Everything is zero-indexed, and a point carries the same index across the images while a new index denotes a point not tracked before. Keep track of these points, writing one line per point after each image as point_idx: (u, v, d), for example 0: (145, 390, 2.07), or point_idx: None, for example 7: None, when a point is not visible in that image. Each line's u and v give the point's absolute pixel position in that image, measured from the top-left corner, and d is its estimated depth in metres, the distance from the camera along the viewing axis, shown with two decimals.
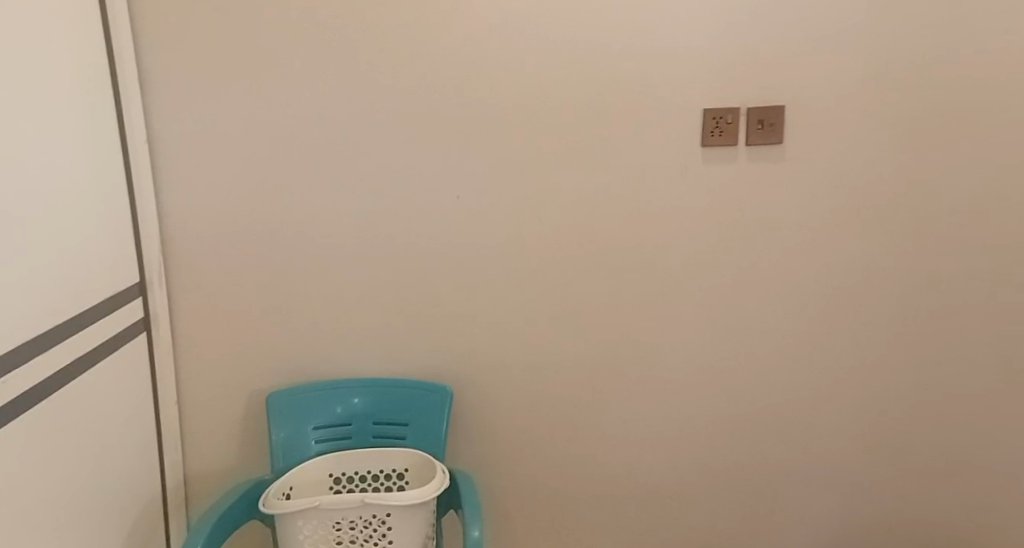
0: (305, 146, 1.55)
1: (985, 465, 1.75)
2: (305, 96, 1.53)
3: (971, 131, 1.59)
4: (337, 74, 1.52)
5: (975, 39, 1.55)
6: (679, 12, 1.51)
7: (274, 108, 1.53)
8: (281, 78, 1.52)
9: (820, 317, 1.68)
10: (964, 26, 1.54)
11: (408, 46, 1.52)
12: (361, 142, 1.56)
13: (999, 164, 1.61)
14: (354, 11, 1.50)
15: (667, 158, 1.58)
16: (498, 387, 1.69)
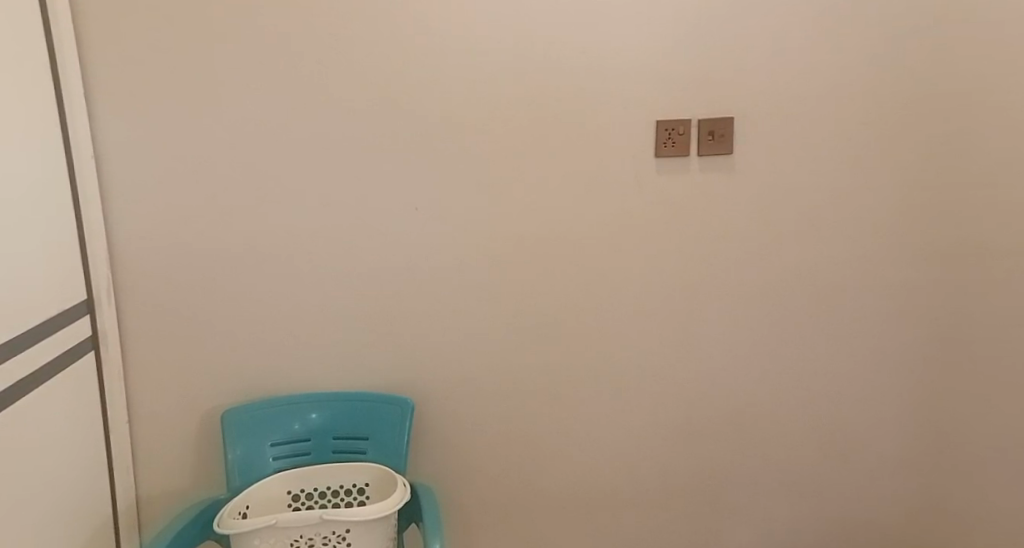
0: (260, 158, 1.54)
1: (930, 463, 1.81)
2: (261, 107, 1.51)
3: (912, 141, 1.65)
4: (293, 86, 1.51)
5: (916, 53, 1.60)
6: (630, 28, 1.54)
7: (229, 121, 1.51)
8: (236, 89, 1.50)
9: (773, 324, 1.71)
10: (904, 41, 1.60)
11: (363, 62, 1.52)
12: (317, 158, 1.55)
13: (939, 172, 1.66)
14: (307, 26, 1.49)
15: (621, 169, 1.60)
16: (458, 399, 1.69)
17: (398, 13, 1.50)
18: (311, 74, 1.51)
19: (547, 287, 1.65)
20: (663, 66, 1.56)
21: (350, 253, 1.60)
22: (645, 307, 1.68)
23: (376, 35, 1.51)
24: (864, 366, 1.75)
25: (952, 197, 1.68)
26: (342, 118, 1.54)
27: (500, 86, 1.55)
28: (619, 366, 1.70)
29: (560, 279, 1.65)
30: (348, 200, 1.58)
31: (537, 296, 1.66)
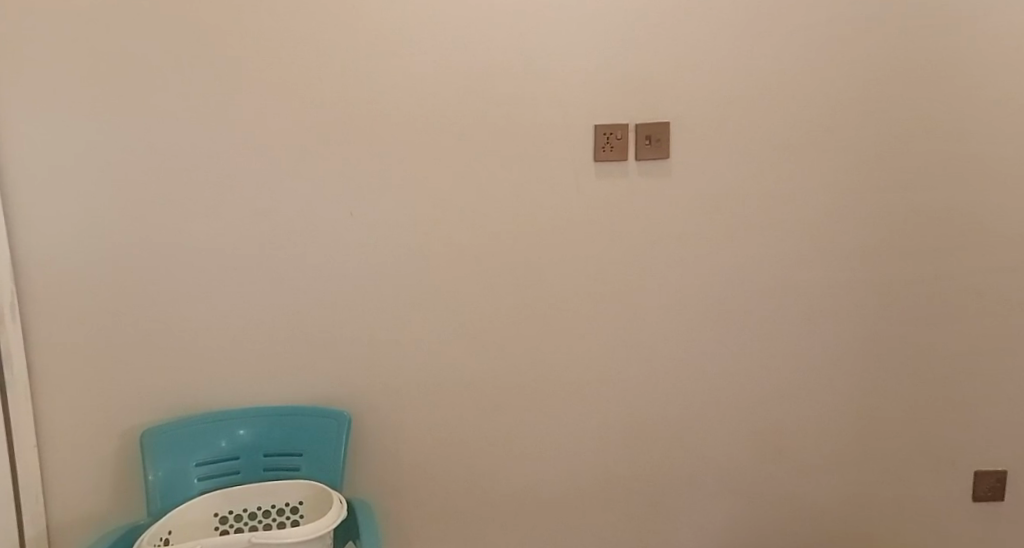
0: (182, 161, 1.47)
1: (874, 469, 1.78)
2: (182, 108, 1.45)
3: (851, 142, 1.64)
4: (217, 85, 1.45)
5: (852, 55, 1.60)
6: (567, 32, 1.53)
7: (146, 123, 1.44)
8: (154, 89, 1.43)
9: (714, 329, 1.69)
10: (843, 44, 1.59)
11: (292, 62, 1.46)
12: (244, 161, 1.48)
13: (879, 174, 1.65)
14: (230, 24, 1.43)
15: (560, 174, 1.59)
16: (398, 410, 1.64)
17: (329, 12, 1.46)
18: (237, 74, 1.45)
19: (488, 294, 1.63)
20: (600, 71, 1.56)
21: (281, 262, 1.54)
22: (586, 312, 1.66)
23: (306, 33, 1.45)
24: (806, 371, 1.73)
25: (890, 200, 1.67)
26: (271, 121, 1.48)
27: (437, 90, 1.52)
28: (561, 373, 1.68)
29: (501, 285, 1.62)
30: (279, 206, 1.51)
31: (477, 303, 1.63)
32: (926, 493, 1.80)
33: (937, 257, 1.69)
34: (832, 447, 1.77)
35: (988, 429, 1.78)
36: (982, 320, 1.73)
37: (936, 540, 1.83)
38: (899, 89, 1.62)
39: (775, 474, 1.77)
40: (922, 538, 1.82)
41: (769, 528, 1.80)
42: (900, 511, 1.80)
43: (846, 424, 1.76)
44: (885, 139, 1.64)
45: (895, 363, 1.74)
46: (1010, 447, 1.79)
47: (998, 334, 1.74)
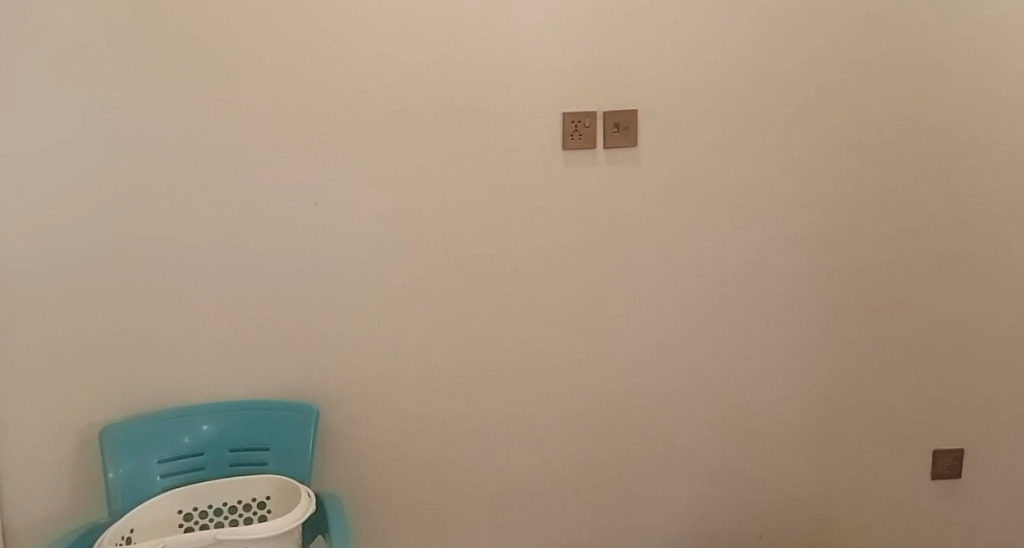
0: (141, 150, 1.43)
1: (838, 451, 1.82)
2: (141, 96, 1.42)
3: (814, 130, 1.66)
4: (178, 72, 1.42)
5: (816, 44, 1.62)
6: (532, 19, 1.52)
7: (104, 111, 1.41)
8: (111, 76, 1.40)
9: (682, 317, 1.70)
10: (806, 33, 1.61)
11: (253, 49, 1.44)
12: (204, 149, 1.46)
13: (842, 162, 1.68)
14: (190, 9, 1.40)
15: (528, 162, 1.58)
16: (367, 401, 1.63)
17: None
18: (198, 61, 1.42)
19: (457, 283, 1.61)
20: (567, 58, 1.55)
21: (244, 252, 1.51)
22: (556, 301, 1.66)
23: (266, 21, 1.43)
24: (773, 356, 1.75)
25: (853, 186, 1.69)
26: (232, 109, 1.45)
27: (402, 76, 1.50)
28: (531, 362, 1.68)
29: (470, 274, 1.61)
30: (240, 196, 1.49)
31: (446, 293, 1.61)
32: (888, 473, 1.84)
33: (898, 242, 1.73)
34: (798, 431, 1.80)
35: (947, 410, 1.82)
36: (941, 303, 1.77)
37: (898, 518, 1.87)
38: (861, 76, 1.64)
39: (743, 458, 1.79)
40: (885, 517, 1.87)
41: (738, 511, 1.82)
42: (863, 491, 1.85)
43: (811, 408, 1.79)
44: (848, 126, 1.66)
45: (858, 347, 1.77)
46: (968, 427, 1.83)
47: (957, 317, 1.78)
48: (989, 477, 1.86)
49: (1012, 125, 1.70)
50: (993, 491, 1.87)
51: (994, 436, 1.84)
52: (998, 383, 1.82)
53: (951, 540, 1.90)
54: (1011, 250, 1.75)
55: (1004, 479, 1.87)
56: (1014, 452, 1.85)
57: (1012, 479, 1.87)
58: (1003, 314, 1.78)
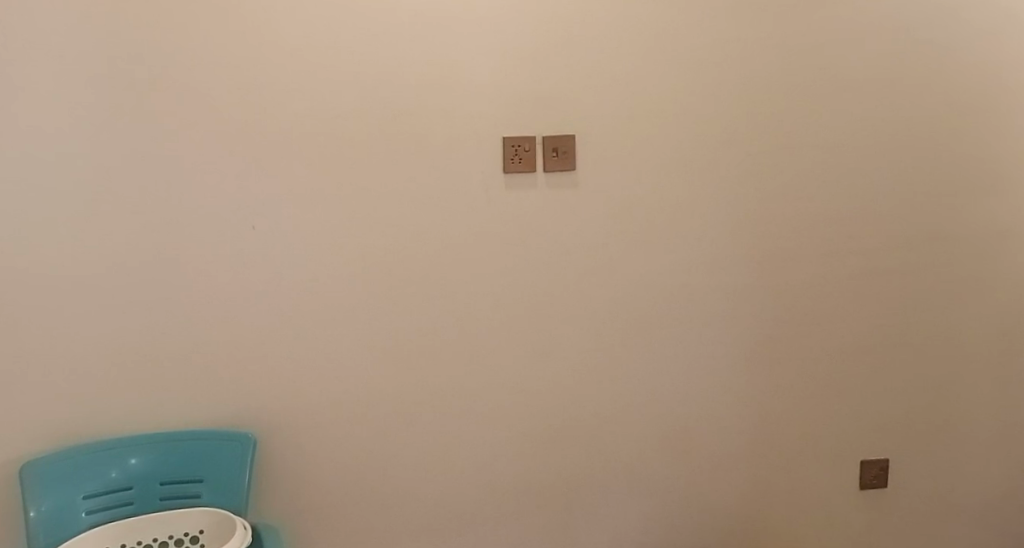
0: (71, 177, 1.41)
1: (779, 464, 1.86)
2: (71, 122, 1.40)
3: (748, 153, 1.71)
4: (109, 99, 1.41)
5: (745, 72, 1.68)
6: (471, 46, 1.56)
7: (31, 137, 1.38)
8: (39, 102, 1.38)
9: (622, 336, 1.74)
10: (736, 61, 1.67)
11: (189, 73, 1.43)
12: (137, 174, 1.44)
13: (774, 183, 1.73)
14: (123, 37, 1.40)
15: (469, 185, 1.60)
16: (308, 427, 1.61)
17: (228, 26, 1.44)
18: (131, 87, 1.41)
19: (399, 306, 1.61)
20: (506, 84, 1.58)
21: (177, 276, 1.49)
22: (498, 323, 1.67)
23: (203, 46, 1.43)
24: (712, 374, 1.79)
25: (787, 207, 1.75)
26: (167, 134, 1.44)
27: (341, 100, 1.51)
28: (474, 383, 1.69)
29: (411, 297, 1.62)
30: (174, 221, 1.47)
31: (387, 316, 1.61)
32: (826, 487, 1.89)
33: (830, 260, 1.79)
34: (738, 445, 1.83)
35: (883, 423, 1.87)
36: (875, 318, 1.83)
37: (838, 532, 1.91)
38: (790, 102, 1.71)
39: (685, 475, 1.82)
40: (825, 530, 1.91)
41: (682, 529, 1.85)
42: (802, 505, 1.89)
43: (752, 423, 1.83)
44: (779, 150, 1.72)
45: (795, 361, 1.82)
46: (904, 439, 1.88)
47: (890, 331, 1.84)
48: (928, 487, 1.91)
49: (937, 147, 1.77)
50: (930, 504, 1.91)
51: (928, 450, 1.89)
52: (930, 397, 1.88)
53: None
54: (939, 269, 1.82)
55: (942, 488, 1.91)
56: (948, 465, 1.90)
57: (947, 491, 1.92)
58: (932, 331, 1.85)
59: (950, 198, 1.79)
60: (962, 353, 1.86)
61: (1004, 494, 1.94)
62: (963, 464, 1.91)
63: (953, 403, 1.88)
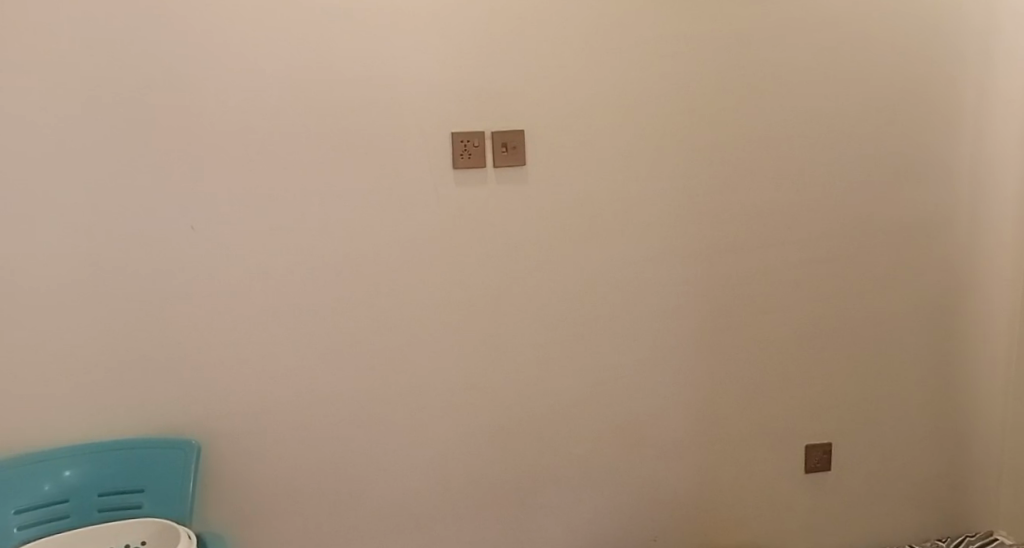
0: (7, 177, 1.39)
1: (729, 452, 1.90)
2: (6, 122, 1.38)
3: (695, 148, 1.73)
4: (45, 98, 1.38)
5: (692, 67, 1.70)
6: (416, 40, 1.54)
7: None
8: None
9: (574, 330, 1.75)
10: (683, 56, 1.69)
11: (131, 78, 1.42)
12: (75, 174, 1.42)
13: (721, 177, 1.76)
14: (58, 35, 1.37)
15: (417, 182, 1.58)
16: (255, 429, 1.59)
17: (167, 22, 1.42)
18: (67, 86, 1.39)
19: (348, 305, 1.59)
20: (452, 79, 1.57)
21: (117, 282, 1.47)
22: (450, 319, 1.66)
23: (145, 49, 1.42)
24: (663, 366, 1.82)
25: (734, 200, 1.78)
26: (108, 139, 1.43)
27: (285, 99, 1.49)
28: (427, 381, 1.68)
29: (360, 295, 1.60)
30: (114, 221, 1.45)
31: (336, 315, 1.59)
32: (773, 472, 1.94)
33: (776, 252, 1.83)
34: (689, 435, 1.87)
35: (826, 408, 1.93)
36: (818, 308, 1.88)
37: (786, 515, 1.97)
38: (734, 97, 1.73)
39: (638, 465, 1.85)
40: (773, 514, 1.96)
41: (635, 518, 1.88)
42: (751, 491, 1.94)
43: (702, 413, 1.86)
44: (724, 144, 1.75)
45: (743, 351, 1.86)
46: (846, 424, 1.95)
47: (832, 320, 1.89)
48: (870, 469, 1.98)
49: (876, 141, 1.83)
50: (871, 485, 1.99)
51: (869, 433, 1.96)
52: (870, 383, 1.94)
53: (838, 531, 2.00)
54: (878, 259, 1.88)
55: (883, 469, 1.99)
56: (888, 446, 1.98)
57: (888, 472, 1.99)
58: (872, 319, 1.91)
59: (888, 190, 1.85)
60: (900, 339, 1.93)
61: (940, 473, 2.03)
62: (902, 446, 1.99)
63: (892, 387, 1.95)
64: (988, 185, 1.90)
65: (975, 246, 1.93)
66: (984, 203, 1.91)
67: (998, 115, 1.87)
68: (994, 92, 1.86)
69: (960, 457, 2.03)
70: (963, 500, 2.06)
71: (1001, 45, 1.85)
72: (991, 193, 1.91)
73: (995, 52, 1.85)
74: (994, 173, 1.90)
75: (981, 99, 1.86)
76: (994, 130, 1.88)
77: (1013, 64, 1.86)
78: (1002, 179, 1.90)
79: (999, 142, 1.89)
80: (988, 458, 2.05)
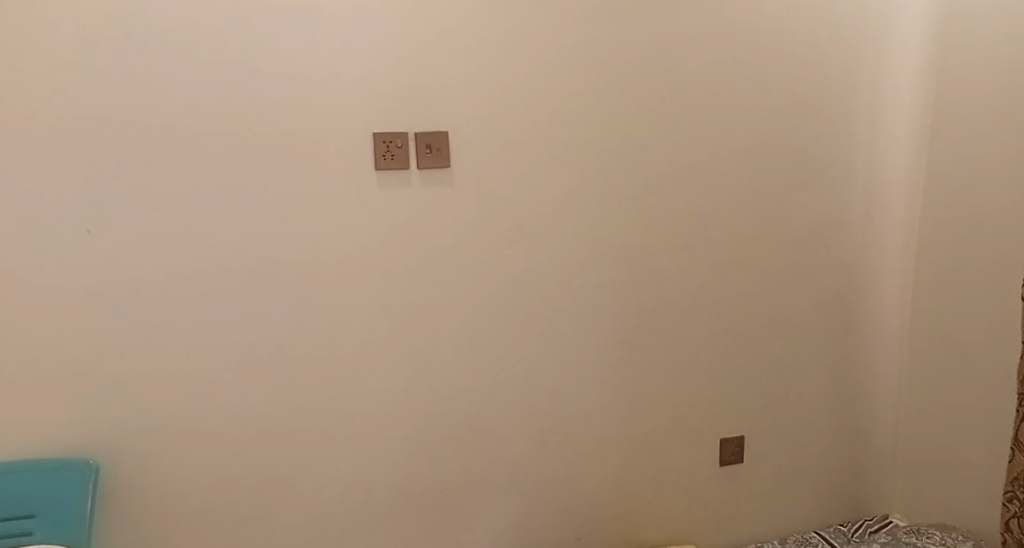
0: None
1: (649, 449, 1.95)
2: None
3: (617, 152, 1.76)
4: None
5: (613, 71, 1.72)
6: (336, 36, 1.49)
7: None
8: None
9: (499, 334, 1.74)
10: (605, 60, 1.71)
11: (21, 67, 1.30)
12: None
13: (642, 180, 1.80)
14: None
15: (337, 183, 1.53)
16: (163, 445, 1.51)
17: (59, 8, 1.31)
18: None
19: (264, 312, 1.53)
20: (374, 77, 1.53)
21: (8, 290, 1.36)
22: (372, 324, 1.62)
23: (37, 37, 1.30)
24: (586, 368, 1.84)
25: (653, 203, 1.82)
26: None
27: (195, 95, 1.41)
28: (348, 388, 1.63)
29: (278, 301, 1.53)
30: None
31: (253, 321, 1.52)
32: (692, 468, 2.01)
33: (693, 253, 1.88)
34: (612, 434, 1.90)
35: (739, 404, 2.01)
36: (732, 307, 1.95)
37: (703, 510, 2.04)
38: (654, 102, 1.77)
39: (562, 466, 1.87)
40: (691, 509, 2.03)
41: (561, 518, 1.89)
42: (671, 487, 2.00)
43: (624, 412, 1.90)
44: (645, 148, 1.78)
45: (663, 351, 1.91)
46: (758, 418, 2.04)
47: (745, 318, 1.97)
48: (779, 461, 2.08)
49: (784, 147, 1.92)
50: (780, 475, 2.09)
51: (779, 426, 2.06)
52: (779, 378, 2.04)
53: (751, 521, 2.09)
54: (786, 260, 1.97)
55: (790, 460, 2.09)
56: (795, 438, 2.09)
57: (796, 463, 2.10)
58: (781, 318, 2.01)
59: (795, 194, 1.95)
60: (806, 335, 2.04)
61: (842, 461, 2.15)
62: (808, 437, 2.10)
63: (799, 382, 2.06)
64: (884, 191, 2.03)
65: (872, 248, 2.05)
66: (880, 208, 2.03)
67: (893, 125, 2.00)
68: (891, 103, 1.99)
69: (859, 447, 2.16)
70: (864, 487, 2.20)
71: (895, 59, 1.97)
72: (887, 199, 2.03)
73: (891, 66, 1.97)
74: (891, 180, 2.03)
75: (877, 110, 1.98)
76: (889, 139, 2.00)
77: (908, 77, 1.98)
78: (896, 185, 2.03)
79: (893, 150, 2.01)
80: (885, 446, 2.19)
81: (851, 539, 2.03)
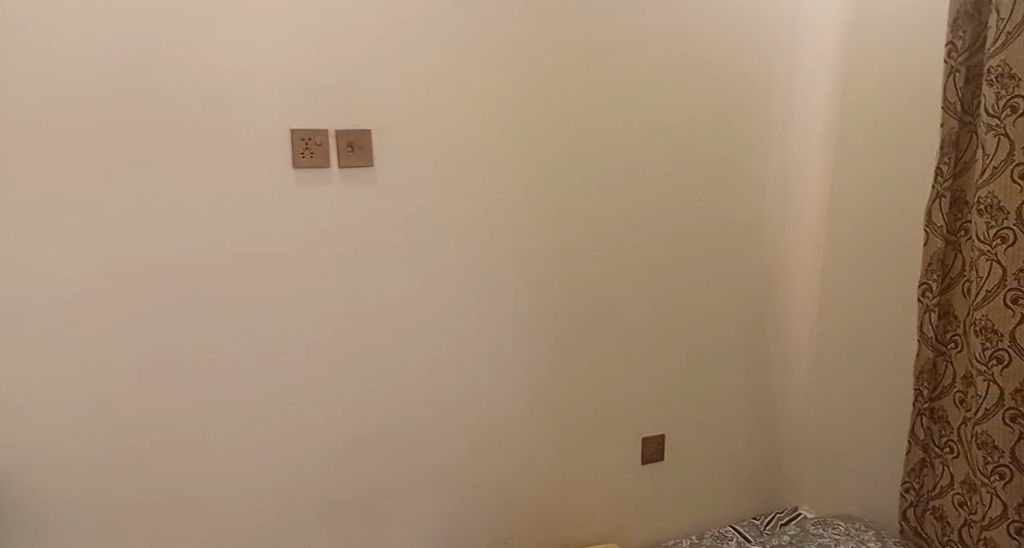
0: None
1: (573, 449, 1.96)
2: None
3: (542, 155, 1.76)
4: None
5: (539, 73, 1.72)
6: (251, 26, 1.42)
7: None
8: None
9: (423, 336, 1.71)
10: (530, 62, 1.71)
11: None
12: None
13: (567, 182, 1.81)
14: None
15: (252, 180, 1.46)
16: (57, 457, 1.41)
17: None
18: None
19: (171, 315, 1.45)
20: (292, 71, 1.47)
21: None
22: (290, 327, 1.56)
23: None
24: (512, 369, 1.84)
25: (578, 206, 1.83)
26: None
27: (96, 83, 1.31)
28: (263, 394, 1.56)
29: (189, 304, 1.46)
30: None
31: (161, 325, 1.44)
32: (615, 467, 2.03)
33: (617, 255, 1.91)
34: (537, 434, 1.91)
35: (660, 403, 2.06)
36: (654, 308, 1.99)
37: (626, 507, 2.07)
38: (579, 105, 1.78)
39: (487, 468, 1.86)
40: (615, 507, 2.06)
41: (486, 519, 1.88)
42: (595, 486, 2.02)
43: (548, 413, 1.91)
44: (570, 151, 1.80)
45: (587, 352, 1.93)
46: (679, 416, 2.09)
47: (666, 319, 2.02)
48: (698, 458, 2.14)
49: (703, 153, 1.97)
50: (699, 470, 2.15)
51: (697, 423, 2.12)
52: (698, 377, 2.09)
53: (671, 516, 2.14)
54: (705, 262, 2.03)
55: (708, 456, 2.16)
56: (713, 435, 2.15)
57: (713, 459, 2.17)
58: (700, 318, 2.06)
59: (714, 198, 2.01)
60: (723, 335, 2.11)
61: (756, 456, 2.24)
62: (725, 433, 2.17)
63: (716, 380, 2.12)
64: (796, 196, 2.12)
65: (785, 250, 2.14)
66: (793, 213, 2.12)
67: (804, 133, 2.09)
68: (803, 112, 2.07)
69: (772, 442, 2.25)
70: (776, 480, 2.29)
71: (807, 71, 2.05)
72: (798, 204, 2.12)
73: (803, 77, 2.05)
74: (802, 186, 2.12)
75: (790, 118, 2.06)
76: (801, 147, 2.09)
77: (819, 88, 2.08)
78: (807, 191, 2.13)
79: (805, 156, 2.11)
80: (796, 440, 2.29)
81: (763, 532, 2.11)
